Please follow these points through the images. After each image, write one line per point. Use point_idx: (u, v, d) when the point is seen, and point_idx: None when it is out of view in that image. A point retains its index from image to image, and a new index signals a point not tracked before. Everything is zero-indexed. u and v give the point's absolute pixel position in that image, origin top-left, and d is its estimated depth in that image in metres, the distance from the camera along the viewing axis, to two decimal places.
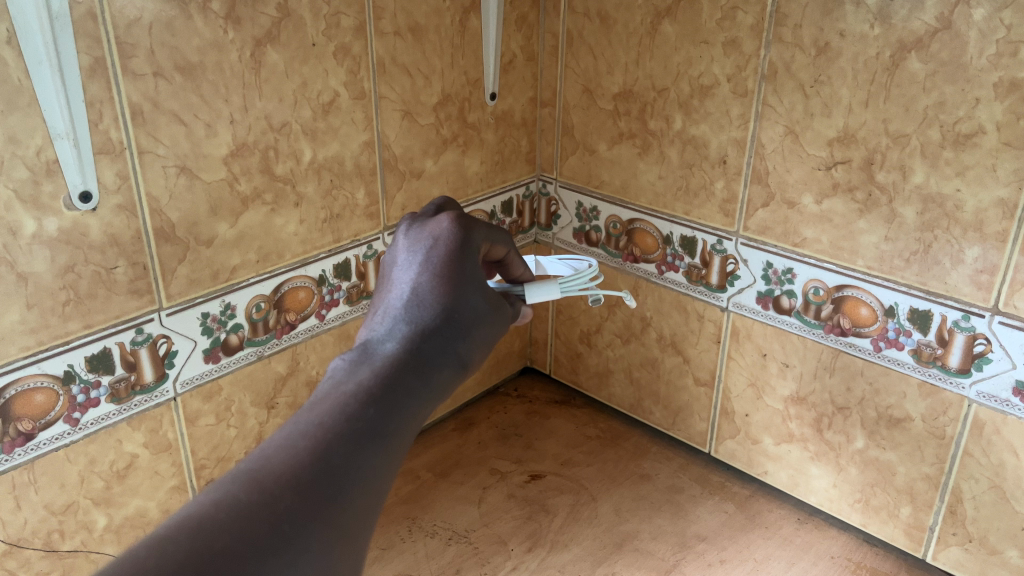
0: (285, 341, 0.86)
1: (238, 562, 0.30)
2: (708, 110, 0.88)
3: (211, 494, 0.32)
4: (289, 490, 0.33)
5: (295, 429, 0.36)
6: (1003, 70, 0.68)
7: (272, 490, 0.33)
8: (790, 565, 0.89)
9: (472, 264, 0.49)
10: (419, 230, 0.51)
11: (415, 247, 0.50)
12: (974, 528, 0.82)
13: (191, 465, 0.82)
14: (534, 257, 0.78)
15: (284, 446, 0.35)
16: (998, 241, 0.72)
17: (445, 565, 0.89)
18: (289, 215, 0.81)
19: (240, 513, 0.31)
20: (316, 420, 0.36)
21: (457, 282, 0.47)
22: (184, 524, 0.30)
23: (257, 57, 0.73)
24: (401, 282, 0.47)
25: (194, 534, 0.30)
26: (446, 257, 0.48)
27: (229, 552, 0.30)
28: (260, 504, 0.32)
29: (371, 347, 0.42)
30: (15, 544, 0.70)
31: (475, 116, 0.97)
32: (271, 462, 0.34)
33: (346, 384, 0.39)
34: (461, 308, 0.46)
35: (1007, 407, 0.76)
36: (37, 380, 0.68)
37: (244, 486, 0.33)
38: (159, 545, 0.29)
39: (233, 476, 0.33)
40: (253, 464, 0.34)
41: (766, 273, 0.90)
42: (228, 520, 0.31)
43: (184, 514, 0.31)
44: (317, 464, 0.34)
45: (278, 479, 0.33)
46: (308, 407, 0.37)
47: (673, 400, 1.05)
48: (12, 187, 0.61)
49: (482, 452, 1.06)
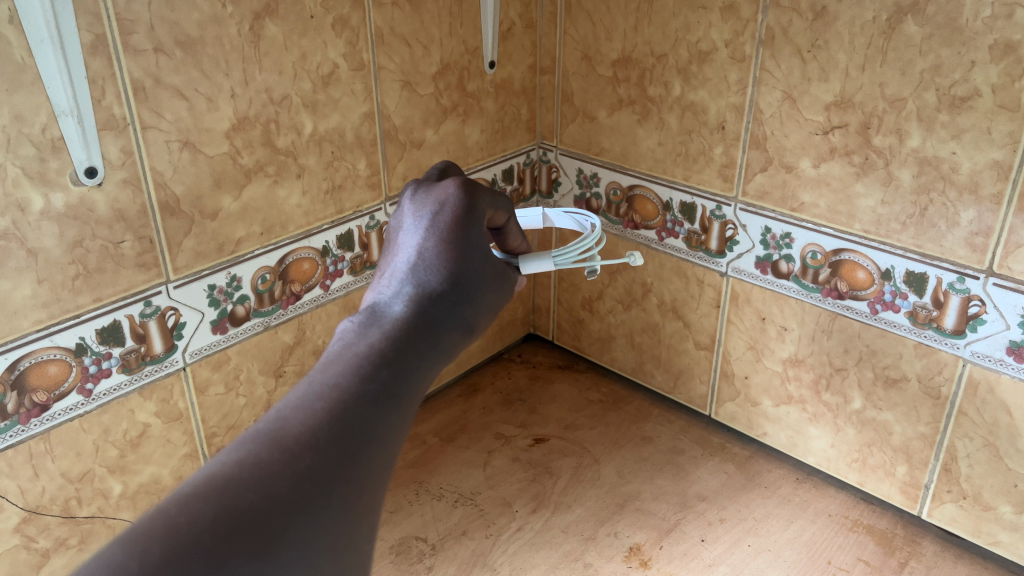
0: (291, 311, 0.88)
1: (263, 520, 0.31)
2: (706, 75, 0.89)
3: (233, 454, 0.33)
4: (308, 449, 0.34)
5: (310, 390, 0.37)
6: (998, 32, 0.68)
7: (293, 450, 0.34)
8: (789, 522, 0.91)
9: (478, 229, 0.50)
10: (425, 195, 0.51)
11: (421, 212, 0.50)
12: (968, 485, 0.84)
13: (202, 433, 0.84)
14: (541, 211, 0.78)
15: (301, 407, 0.36)
16: (993, 203, 0.73)
17: (452, 526, 0.91)
18: (292, 187, 0.82)
19: (263, 472, 0.33)
20: (330, 381, 0.37)
21: (463, 247, 0.48)
22: (211, 483, 0.32)
23: (256, 30, 0.74)
24: (407, 247, 0.48)
25: (221, 494, 0.31)
26: (452, 223, 0.49)
27: (255, 510, 0.31)
28: (281, 463, 0.33)
29: (380, 310, 0.44)
30: (34, 511, 0.73)
31: (475, 85, 0.98)
32: (289, 422, 0.35)
33: (357, 346, 0.40)
34: (469, 272, 0.47)
35: (1001, 367, 0.78)
36: (50, 352, 0.70)
37: (264, 446, 0.34)
38: (189, 505, 0.31)
39: (253, 436, 0.34)
40: (271, 425, 0.35)
41: (764, 238, 0.91)
42: (251, 477, 0.32)
43: (211, 472, 0.32)
44: (334, 425, 0.35)
45: (297, 439, 0.34)
46: (321, 369, 0.38)
47: (674, 364, 1.06)
48: (20, 165, 0.63)
49: (487, 417, 1.08)
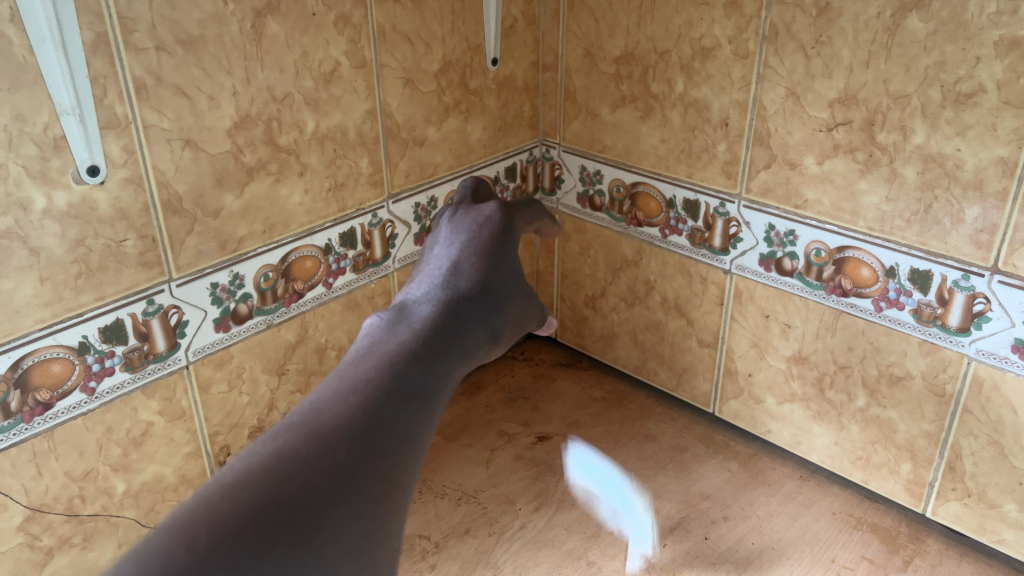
0: (293, 310, 0.88)
1: (310, 511, 0.25)
2: (709, 72, 0.88)
3: (267, 443, 0.27)
4: (349, 442, 0.28)
5: (342, 385, 0.31)
6: (1003, 28, 0.67)
7: (333, 440, 0.28)
8: (793, 520, 0.91)
9: (513, 242, 0.46)
10: (460, 210, 0.48)
11: (456, 224, 0.46)
12: (973, 483, 0.84)
13: (205, 431, 0.84)
14: None
15: (336, 399, 0.30)
16: (998, 200, 0.72)
17: (455, 524, 0.91)
18: (294, 185, 0.82)
19: (306, 459, 0.27)
20: (365, 375, 0.32)
21: (496, 259, 0.44)
22: (252, 471, 0.26)
23: (258, 28, 0.74)
24: (439, 253, 0.44)
25: (263, 481, 0.25)
26: (487, 233, 0.46)
27: (303, 500, 0.26)
28: (323, 451, 0.27)
29: (413, 306, 0.38)
30: (38, 509, 0.73)
31: (477, 82, 0.97)
32: (326, 413, 0.29)
33: (389, 343, 0.35)
34: (501, 282, 0.43)
35: (1006, 365, 0.77)
36: (53, 351, 0.70)
37: (302, 436, 0.28)
38: (230, 492, 0.25)
39: (286, 428, 0.29)
40: (305, 416, 0.29)
41: (768, 235, 0.90)
42: (294, 465, 0.26)
43: (247, 463, 0.26)
44: (374, 420, 0.30)
45: (336, 429, 0.29)
46: (350, 365, 0.33)
47: (677, 362, 1.06)
48: (22, 164, 0.62)
49: (490, 415, 1.08)
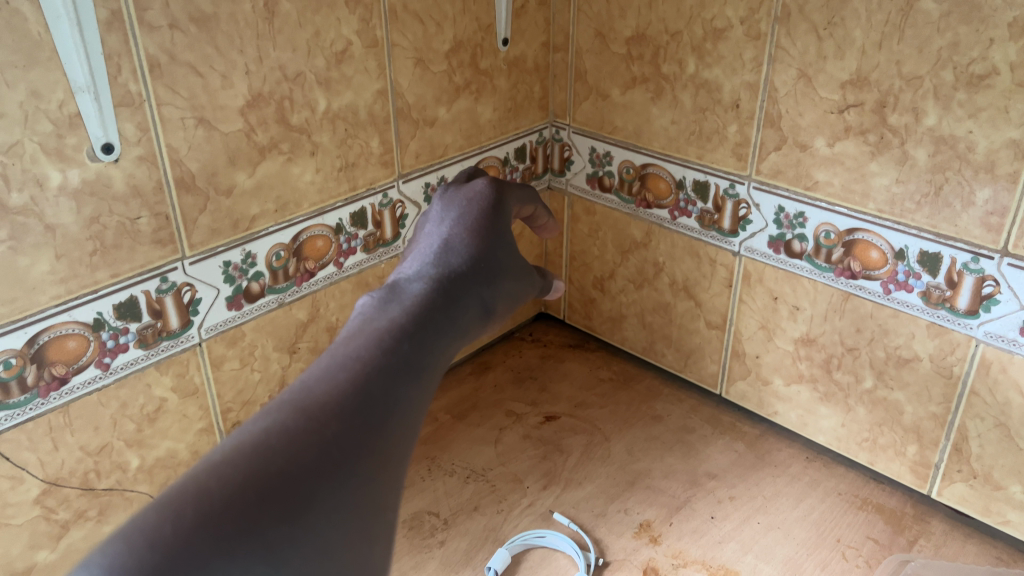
0: (304, 289, 0.88)
1: (293, 483, 0.29)
2: (721, 53, 0.88)
3: (258, 422, 0.30)
4: (333, 418, 0.31)
5: (333, 361, 0.34)
6: (1017, 9, 0.67)
7: (318, 418, 0.31)
8: (799, 500, 0.92)
9: (503, 221, 0.49)
10: (453, 192, 0.50)
11: (449, 206, 0.49)
12: (979, 465, 0.84)
13: (217, 408, 0.85)
14: None
15: (324, 376, 0.33)
16: (1009, 182, 0.72)
17: (464, 501, 0.92)
18: (306, 164, 0.83)
19: (291, 438, 0.30)
20: (353, 353, 0.35)
21: (488, 237, 0.47)
22: (240, 448, 0.29)
23: (270, 6, 0.74)
24: (433, 233, 0.46)
25: (250, 458, 0.28)
26: (478, 215, 0.48)
27: (286, 476, 0.28)
28: (308, 430, 0.30)
29: (405, 284, 0.41)
30: (53, 483, 0.74)
31: (488, 62, 0.97)
32: (313, 392, 0.32)
33: (380, 319, 0.37)
34: (493, 258, 0.45)
35: (1013, 347, 0.78)
36: (69, 327, 0.71)
37: (289, 415, 0.31)
38: (219, 469, 0.28)
39: (278, 406, 0.31)
40: (295, 395, 0.32)
41: (777, 217, 0.90)
42: (279, 443, 0.29)
43: (238, 440, 0.29)
44: (358, 396, 0.33)
45: (322, 407, 0.31)
46: (342, 343, 0.35)
47: (685, 343, 1.07)
48: (37, 140, 0.63)
49: (499, 395, 1.08)
